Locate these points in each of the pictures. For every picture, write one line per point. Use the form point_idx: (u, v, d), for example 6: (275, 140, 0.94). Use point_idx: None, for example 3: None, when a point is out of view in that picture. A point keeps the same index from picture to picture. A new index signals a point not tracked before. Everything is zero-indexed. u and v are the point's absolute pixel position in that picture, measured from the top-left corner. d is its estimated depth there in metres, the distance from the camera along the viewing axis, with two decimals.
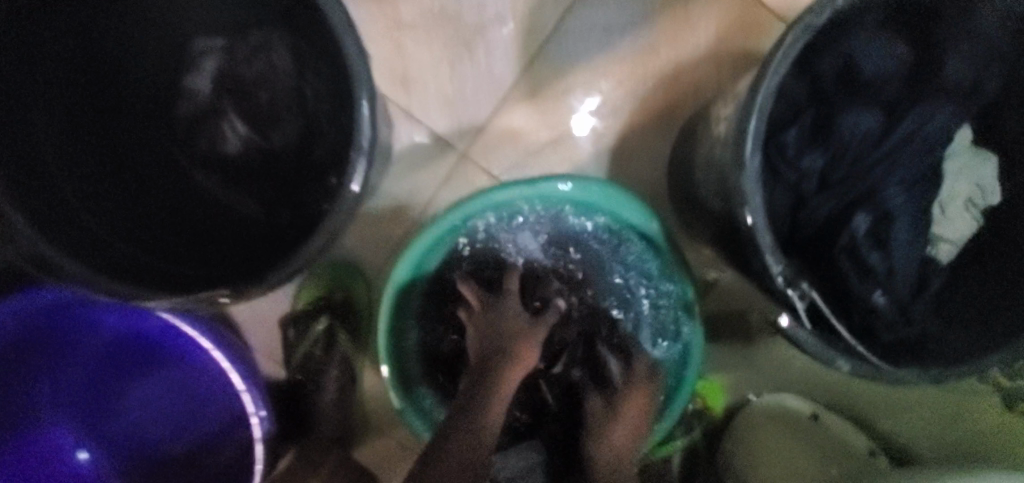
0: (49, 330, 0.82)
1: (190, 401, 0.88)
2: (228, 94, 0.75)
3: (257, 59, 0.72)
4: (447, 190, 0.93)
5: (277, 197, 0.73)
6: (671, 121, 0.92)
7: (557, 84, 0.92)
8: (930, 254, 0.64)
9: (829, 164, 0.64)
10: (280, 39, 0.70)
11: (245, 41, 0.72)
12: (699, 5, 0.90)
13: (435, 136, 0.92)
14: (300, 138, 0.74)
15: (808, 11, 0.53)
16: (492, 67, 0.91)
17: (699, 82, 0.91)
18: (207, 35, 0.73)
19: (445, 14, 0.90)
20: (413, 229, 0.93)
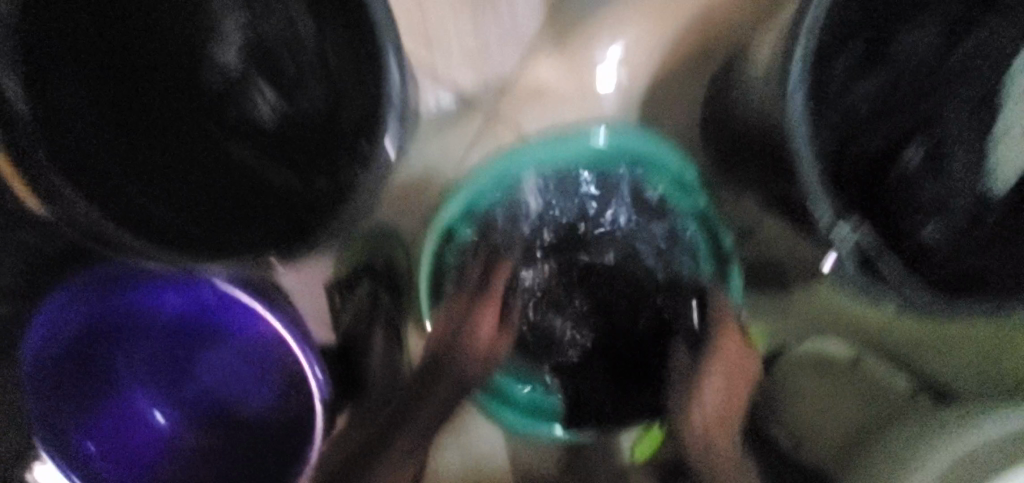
0: (117, 302, 0.87)
1: (254, 365, 0.93)
2: (256, 62, 0.73)
3: (280, 22, 0.70)
4: (479, 148, 0.93)
5: (310, 165, 0.71)
6: (705, 60, 0.89)
7: (585, 32, 0.88)
8: (985, 188, 0.64)
9: None
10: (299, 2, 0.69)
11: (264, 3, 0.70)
12: None
13: (463, 95, 0.90)
14: (328, 100, 0.70)
15: None
16: (515, 19, 0.87)
17: (735, 17, 0.87)
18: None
19: None
20: (446, 189, 0.94)
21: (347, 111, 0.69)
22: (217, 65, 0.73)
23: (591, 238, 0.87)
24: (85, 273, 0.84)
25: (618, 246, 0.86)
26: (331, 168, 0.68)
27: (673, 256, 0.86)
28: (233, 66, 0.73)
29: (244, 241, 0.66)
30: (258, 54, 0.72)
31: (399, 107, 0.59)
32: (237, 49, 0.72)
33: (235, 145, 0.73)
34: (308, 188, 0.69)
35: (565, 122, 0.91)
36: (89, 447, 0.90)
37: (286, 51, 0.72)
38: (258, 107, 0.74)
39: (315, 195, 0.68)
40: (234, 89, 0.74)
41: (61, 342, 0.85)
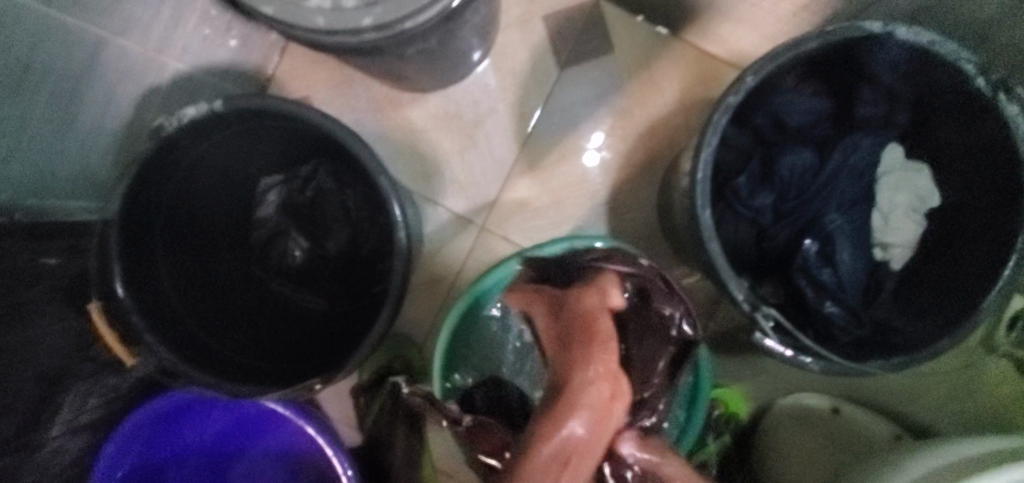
0: (172, 427, 0.99)
1: (291, 469, 1.01)
2: (291, 216, 0.93)
3: (310, 187, 0.91)
4: (474, 257, 1.09)
5: (339, 295, 0.91)
6: (653, 168, 1.06)
7: (551, 156, 1.08)
8: (881, 261, 0.75)
9: (778, 200, 0.77)
10: (324, 168, 0.90)
11: (299, 174, 0.91)
12: (661, 69, 1.05)
13: (457, 215, 1.09)
14: (353, 247, 0.92)
15: (727, 93, 0.67)
16: (494, 151, 1.08)
17: (673, 132, 1.06)
18: (268, 174, 0.91)
19: (449, 115, 1.08)
20: (449, 295, 1.09)
21: (369, 250, 0.91)
22: (259, 223, 0.92)
23: None
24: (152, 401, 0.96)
25: None
26: (357, 294, 0.90)
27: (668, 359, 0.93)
28: (273, 222, 0.92)
29: (289, 363, 0.82)
30: (295, 212, 0.93)
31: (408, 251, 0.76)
32: (275, 210, 0.92)
33: (277, 280, 0.91)
34: (339, 314, 0.90)
35: (543, 230, 1.08)
36: None
37: (315, 209, 0.92)
38: (297, 250, 0.93)
39: (346, 318, 0.89)
40: (272, 240, 0.92)
41: (123, 467, 0.95)
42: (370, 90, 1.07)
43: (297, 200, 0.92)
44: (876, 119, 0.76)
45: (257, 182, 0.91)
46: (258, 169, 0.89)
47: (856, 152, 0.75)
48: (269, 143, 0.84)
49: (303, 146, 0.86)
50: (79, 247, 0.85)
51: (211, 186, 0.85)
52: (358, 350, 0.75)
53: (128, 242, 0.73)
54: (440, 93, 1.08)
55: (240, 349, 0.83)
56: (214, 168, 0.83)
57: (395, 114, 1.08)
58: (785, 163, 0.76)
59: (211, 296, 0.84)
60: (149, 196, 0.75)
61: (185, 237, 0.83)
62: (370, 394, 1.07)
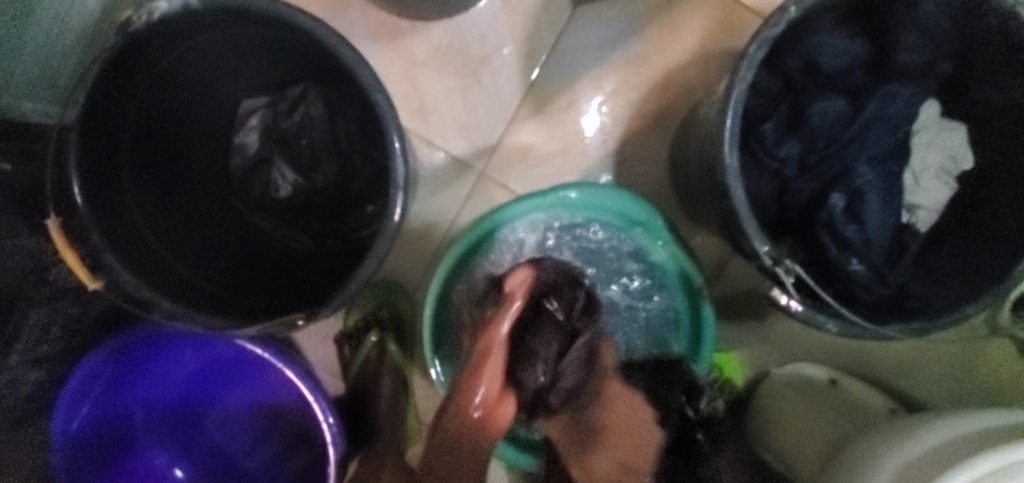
0: (136, 364, 0.93)
1: (270, 412, 0.98)
2: (273, 143, 0.84)
3: (296, 112, 0.82)
4: (470, 205, 1.03)
5: (324, 232, 0.85)
6: (666, 121, 1.00)
7: (558, 100, 1.01)
8: (908, 223, 0.71)
9: (805, 150, 0.71)
10: (315, 93, 0.81)
11: (285, 97, 0.82)
12: (683, 12, 0.98)
13: (455, 159, 1.02)
14: (340, 184, 0.85)
15: (766, 24, 0.61)
16: (498, 92, 1.01)
17: (690, 83, 0.99)
18: (252, 95, 0.83)
19: (450, 49, 1.00)
20: (442, 243, 1.03)
21: (358, 186, 0.84)
22: (240, 149, 0.84)
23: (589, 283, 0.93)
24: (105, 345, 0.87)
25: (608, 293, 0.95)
26: (345, 233, 0.83)
27: (661, 314, 0.95)
28: (255, 150, 0.84)
29: (267, 299, 0.76)
30: (278, 138, 0.84)
31: (405, 182, 0.68)
32: (258, 136, 0.84)
33: (256, 214, 0.85)
34: (323, 254, 0.83)
35: (546, 180, 1.02)
36: None
37: (302, 137, 0.84)
38: (279, 184, 0.84)
39: (331, 257, 0.82)
40: (255, 171, 0.85)
41: (89, 407, 0.89)
42: (364, 16, 0.99)
43: (281, 130, 0.83)
44: (917, 68, 0.71)
45: (239, 103, 0.83)
46: (241, 88, 0.82)
47: (894, 103, 0.70)
48: (255, 58, 0.77)
49: (292, 65, 0.78)
50: (34, 152, 0.77)
51: (187, 103, 0.78)
52: (347, 287, 0.69)
53: (90, 151, 0.66)
54: (441, 23, 0.99)
55: (216, 280, 0.77)
56: (189, 82, 0.75)
57: (393, 44, 1.00)
58: (818, 109, 0.70)
59: (183, 224, 0.78)
60: (116, 103, 0.67)
61: (154, 156, 0.76)
62: (355, 342, 1.02)
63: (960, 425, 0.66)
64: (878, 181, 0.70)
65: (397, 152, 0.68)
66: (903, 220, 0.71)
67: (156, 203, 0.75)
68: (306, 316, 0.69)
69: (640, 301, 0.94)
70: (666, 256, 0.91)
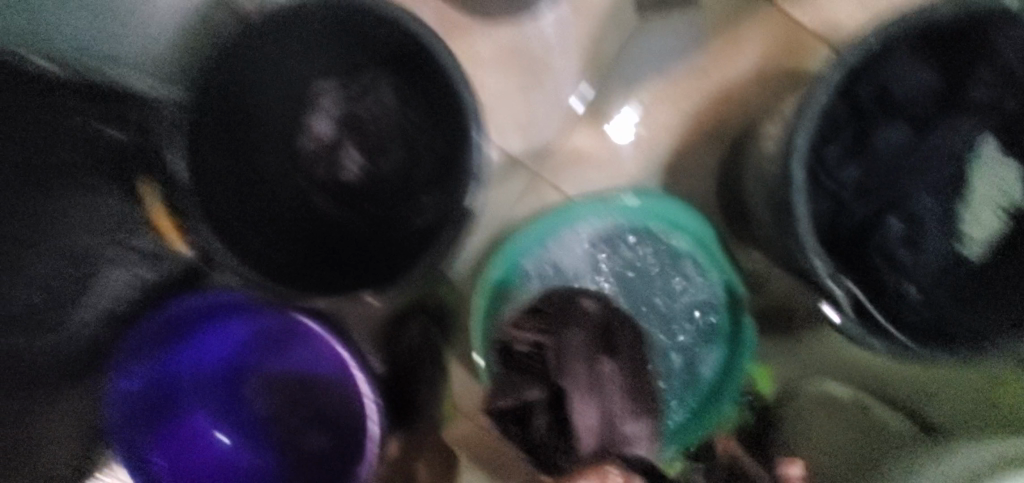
0: (192, 328, 0.96)
1: (311, 388, 1.01)
2: (345, 129, 0.86)
3: (367, 98, 0.84)
4: (522, 203, 1.06)
5: (379, 213, 0.86)
6: (719, 136, 1.02)
7: (614, 107, 1.03)
8: (959, 252, 0.74)
9: (865, 176, 0.75)
10: (385, 80, 0.82)
11: (357, 82, 0.83)
12: (746, 31, 1.00)
13: (510, 155, 1.05)
14: (402, 170, 0.85)
15: (843, 51, 0.64)
16: (557, 94, 1.04)
17: (747, 99, 1.01)
18: (326, 77, 0.83)
19: (516, 50, 1.03)
20: (492, 236, 1.07)
21: (419, 173, 0.84)
22: (313, 132, 0.85)
23: (639, 290, 0.95)
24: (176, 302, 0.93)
25: (657, 305, 0.95)
26: (401, 220, 0.84)
27: (701, 334, 0.95)
28: (328, 135, 0.85)
29: (330, 274, 0.82)
30: (352, 125, 0.85)
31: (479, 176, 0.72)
32: (330, 121, 0.85)
33: (321, 198, 0.86)
34: (386, 236, 0.84)
35: (596, 184, 1.05)
36: (156, 459, 0.97)
37: (372, 124, 0.85)
38: (345, 170, 0.86)
39: (388, 242, 0.84)
40: (325, 153, 0.86)
41: (146, 364, 0.94)
42: (435, 12, 1.03)
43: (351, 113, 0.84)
44: (986, 105, 0.73)
45: (311, 84, 0.83)
46: (315, 69, 0.82)
47: (957, 136, 0.74)
48: (340, 45, 0.80)
49: (371, 55, 0.81)
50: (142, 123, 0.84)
51: (268, 83, 0.81)
52: (414, 272, 0.73)
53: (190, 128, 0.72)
54: (509, 23, 1.03)
55: (287, 252, 0.82)
56: (275, 64, 0.79)
57: (461, 41, 1.03)
58: (882, 137, 0.74)
59: (260, 195, 0.83)
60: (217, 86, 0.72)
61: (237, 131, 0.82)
62: (400, 324, 1.05)
63: None
64: (932, 207, 0.74)
65: (473, 146, 0.72)
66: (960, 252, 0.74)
67: (235, 175, 0.80)
68: None
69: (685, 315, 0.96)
70: (713, 274, 0.94)
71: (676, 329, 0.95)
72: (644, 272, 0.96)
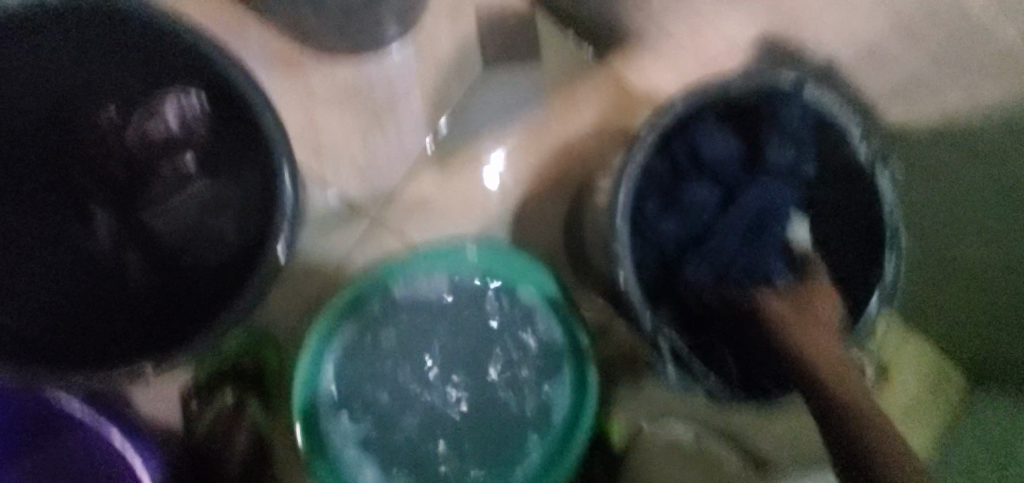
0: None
1: None
2: (120, 158, 0.73)
3: (147, 124, 0.72)
4: (361, 251, 0.97)
5: (163, 265, 0.73)
6: (563, 186, 1.04)
7: (461, 155, 1.01)
8: None
9: (687, 230, 0.81)
10: (168, 102, 0.70)
11: (139, 112, 0.72)
12: (584, 88, 1.04)
13: (347, 200, 0.97)
14: (206, 215, 0.73)
15: (656, 113, 0.68)
16: (401, 139, 0.99)
17: (587, 153, 1.04)
18: (99, 106, 0.72)
19: (355, 90, 0.97)
20: (328, 289, 0.96)
21: (218, 218, 0.72)
22: (81, 164, 0.74)
23: (483, 341, 0.89)
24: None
25: (502, 358, 0.90)
26: (195, 272, 0.72)
27: (547, 381, 0.89)
28: (97, 166, 0.74)
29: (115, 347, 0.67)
30: (128, 157, 0.73)
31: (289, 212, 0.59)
32: (97, 146, 0.73)
33: (105, 242, 0.73)
34: (178, 290, 0.72)
35: (444, 232, 1.00)
36: None
37: (159, 157, 0.73)
38: (142, 212, 0.73)
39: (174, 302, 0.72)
40: (91, 189, 0.74)
41: None
42: (264, 43, 0.95)
43: (112, 138, 0.73)
44: (779, 169, 0.80)
45: (78, 112, 0.72)
46: (87, 98, 0.71)
47: (764, 193, 0.79)
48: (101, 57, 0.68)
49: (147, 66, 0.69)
50: None
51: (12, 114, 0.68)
52: None
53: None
54: (348, 62, 0.97)
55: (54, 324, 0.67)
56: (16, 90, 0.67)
57: (293, 75, 0.96)
58: (699, 196, 0.80)
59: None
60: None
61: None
62: (208, 393, 0.91)
63: None
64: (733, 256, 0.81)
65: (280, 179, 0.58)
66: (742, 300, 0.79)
67: None
68: None
69: (532, 364, 0.90)
70: (562, 328, 0.89)
71: (524, 380, 0.89)
72: (490, 324, 0.89)
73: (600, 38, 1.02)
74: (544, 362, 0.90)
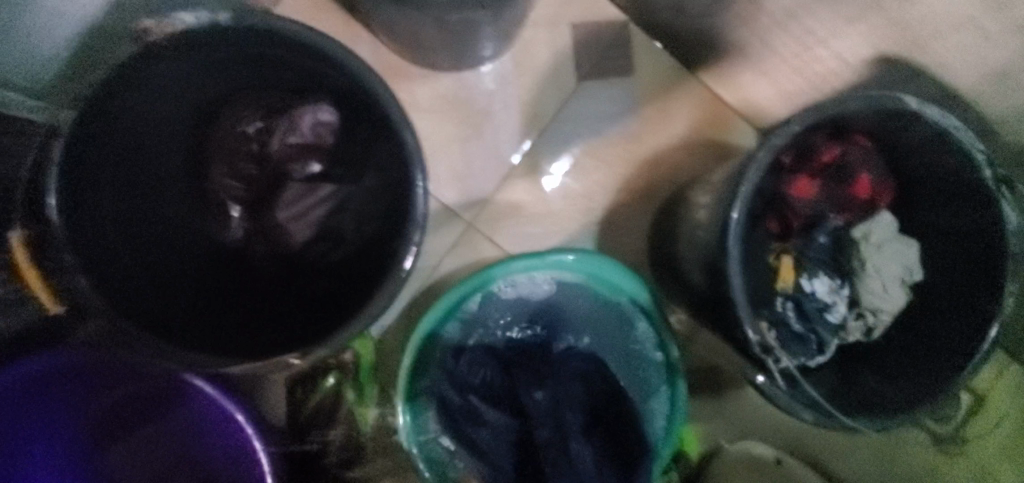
0: (68, 384, 0.84)
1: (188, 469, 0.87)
2: (253, 161, 0.80)
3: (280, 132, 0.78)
4: (453, 254, 1.02)
5: (288, 263, 0.79)
6: (651, 198, 1.05)
7: (554, 165, 1.04)
8: (869, 327, 0.81)
9: None
10: (305, 111, 0.77)
11: (275, 122, 0.78)
12: (675, 102, 1.06)
13: (444, 205, 1.02)
14: (333, 218, 0.78)
15: (774, 133, 0.68)
16: (497, 148, 1.03)
17: (675, 166, 1.05)
18: (242, 117, 0.79)
19: (456, 100, 1.02)
20: (422, 289, 1.01)
21: (340, 220, 0.78)
22: (221, 166, 0.80)
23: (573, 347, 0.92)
24: (51, 355, 0.81)
25: (591, 364, 0.92)
26: (318, 270, 0.78)
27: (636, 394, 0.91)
28: (233, 169, 0.80)
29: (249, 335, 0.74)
30: (261, 161, 0.80)
31: (426, 222, 0.63)
32: (236, 151, 0.80)
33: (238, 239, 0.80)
34: (302, 284, 0.78)
35: (533, 239, 1.03)
36: None
37: (289, 163, 0.79)
38: (277, 212, 0.79)
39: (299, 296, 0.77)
40: (227, 189, 0.80)
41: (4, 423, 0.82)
42: (374, 54, 1.01)
43: (250, 145, 0.80)
44: None
45: (222, 120, 0.79)
46: (233, 110, 0.79)
47: None
48: (247, 72, 0.74)
49: (286, 77, 0.74)
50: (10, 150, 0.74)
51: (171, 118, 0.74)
52: (350, 327, 0.64)
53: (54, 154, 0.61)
54: (451, 73, 1.02)
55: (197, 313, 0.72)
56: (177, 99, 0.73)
57: (399, 85, 1.01)
58: None
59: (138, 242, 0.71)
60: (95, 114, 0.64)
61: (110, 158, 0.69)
62: (311, 383, 0.97)
63: None
64: (822, 273, 0.82)
65: (419, 190, 0.63)
66: (828, 318, 0.81)
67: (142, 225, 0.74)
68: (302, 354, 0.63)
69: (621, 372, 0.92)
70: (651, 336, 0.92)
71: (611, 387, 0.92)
72: (581, 330, 0.92)
73: (696, 52, 1.02)
74: (632, 370, 0.92)
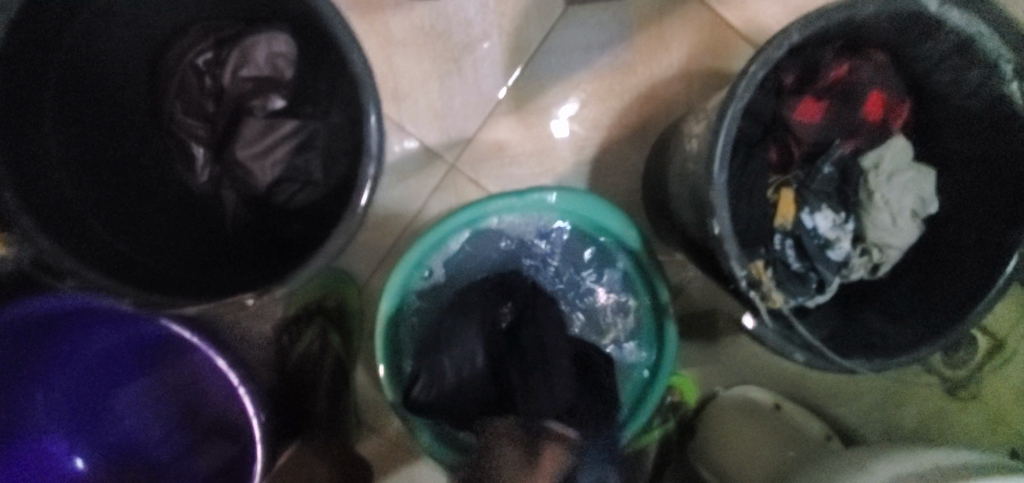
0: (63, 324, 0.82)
1: (199, 404, 0.91)
2: (209, 96, 0.76)
3: (230, 62, 0.74)
4: (437, 198, 0.98)
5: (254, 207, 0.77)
6: (645, 134, 0.98)
7: (540, 101, 0.97)
8: (874, 265, 0.76)
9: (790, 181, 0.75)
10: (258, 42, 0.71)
11: (226, 52, 0.75)
12: (673, 27, 0.97)
13: (425, 146, 0.97)
14: (298, 157, 0.74)
15: (770, 45, 0.60)
16: (479, 83, 0.96)
17: (672, 99, 0.98)
18: (192, 49, 0.76)
19: (434, 31, 0.95)
20: (406, 235, 0.98)
21: (304, 157, 0.74)
22: (180, 104, 0.77)
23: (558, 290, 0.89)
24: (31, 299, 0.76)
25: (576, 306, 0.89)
26: (283, 213, 0.76)
27: (621, 337, 0.89)
28: (190, 107, 0.77)
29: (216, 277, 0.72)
30: (219, 96, 0.76)
31: (380, 148, 0.58)
32: (191, 87, 0.76)
33: (203, 183, 0.79)
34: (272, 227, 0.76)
35: (519, 181, 0.98)
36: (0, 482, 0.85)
37: (251, 98, 0.75)
38: (237, 150, 0.75)
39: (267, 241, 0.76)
40: (188, 128, 0.77)
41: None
42: None
43: (201, 78, 0.76)
44: None
45: (173, 52, 0.76)
46: (181, 42, 0.76)
47: None
48: None
49: None
50: None
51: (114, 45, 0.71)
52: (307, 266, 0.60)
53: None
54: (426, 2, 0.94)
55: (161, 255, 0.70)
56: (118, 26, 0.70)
57: (372, 17, 0.94)
58: None
59: (86, 179, 0.68)
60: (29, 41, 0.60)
61: (51, 91, 0.66)
62: (298, 329, 0.96)
63: (913, 461, 0.67)
64: (825, 206, 0.75)
65: (371, 114, 0.58)
66: (832, 255, 0.75)
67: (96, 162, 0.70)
68: (258, 294, 0.61)
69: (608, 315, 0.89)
70: (640, 281, 0.88)
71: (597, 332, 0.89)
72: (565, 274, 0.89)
73: None
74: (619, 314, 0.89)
